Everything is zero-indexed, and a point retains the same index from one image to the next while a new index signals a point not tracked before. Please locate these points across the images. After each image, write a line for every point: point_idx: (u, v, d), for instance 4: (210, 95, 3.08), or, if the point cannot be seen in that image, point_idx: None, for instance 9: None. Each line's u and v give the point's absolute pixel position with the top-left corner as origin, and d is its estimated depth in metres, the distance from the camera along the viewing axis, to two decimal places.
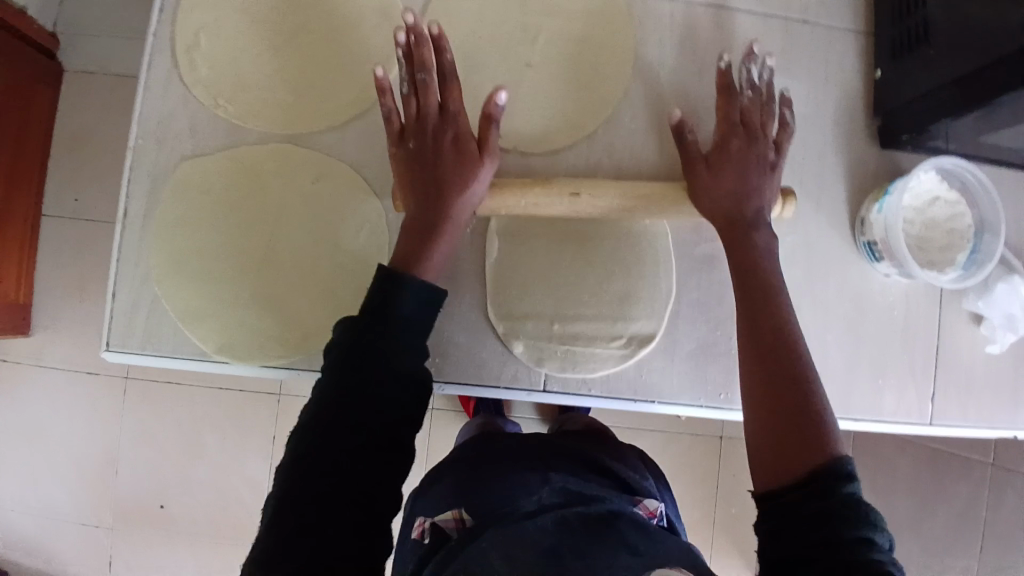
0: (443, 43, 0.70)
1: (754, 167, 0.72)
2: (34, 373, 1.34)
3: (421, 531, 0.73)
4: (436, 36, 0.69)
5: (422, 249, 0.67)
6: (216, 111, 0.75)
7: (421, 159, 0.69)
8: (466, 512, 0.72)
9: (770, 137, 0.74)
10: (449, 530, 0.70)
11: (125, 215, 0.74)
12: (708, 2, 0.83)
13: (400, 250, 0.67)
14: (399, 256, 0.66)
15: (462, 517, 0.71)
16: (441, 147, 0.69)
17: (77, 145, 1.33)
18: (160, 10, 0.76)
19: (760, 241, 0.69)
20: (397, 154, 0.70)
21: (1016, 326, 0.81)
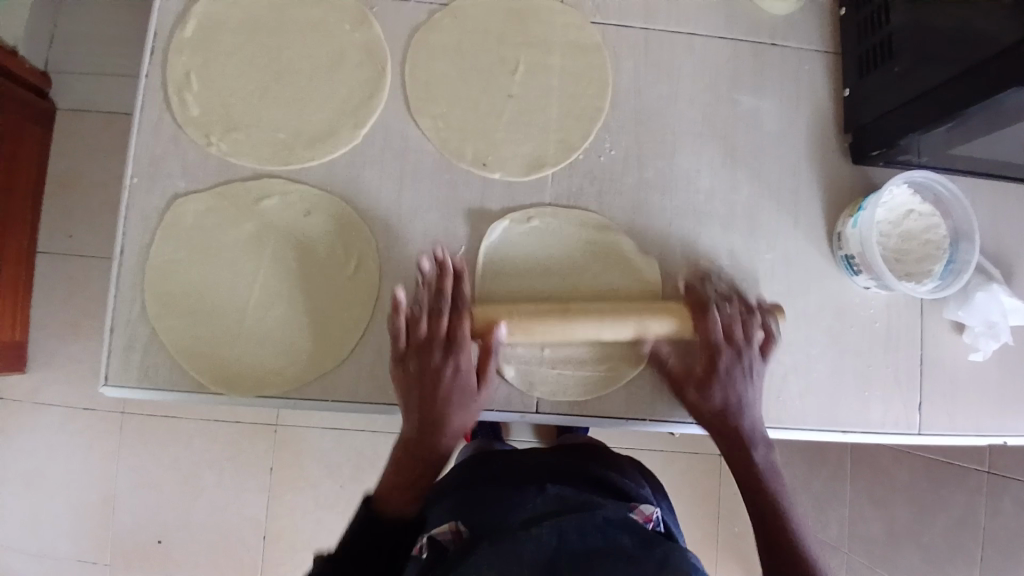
0: (461, 275, 0.72)
1: (738, 381, 0.75)
2: (30, 415, 1.34)
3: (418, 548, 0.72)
4: (456, 269, 0.72)
5: (410, 493, 0.74)
6: (208, 149, 0.77)
7: (426, 383, 0.72)
8: (462, 523, 0.72)
9: (756, 349, 0.76)
10: (446, 542, 0.70)
11: (122, 253, 0.76)
12: (681, 29, 0.86)
13: (390, 484, 0.74)
14: (388, 493, 0.74)
15: (459, 528, 0.71)
16: (448, 386, 0.72)
17: (70, 184, 1.35)
18: (151, 53, 0.79)
19: (733, 453, 0.76)
20: (401, 372, 0.72)
21: (997, 334, 0.81)
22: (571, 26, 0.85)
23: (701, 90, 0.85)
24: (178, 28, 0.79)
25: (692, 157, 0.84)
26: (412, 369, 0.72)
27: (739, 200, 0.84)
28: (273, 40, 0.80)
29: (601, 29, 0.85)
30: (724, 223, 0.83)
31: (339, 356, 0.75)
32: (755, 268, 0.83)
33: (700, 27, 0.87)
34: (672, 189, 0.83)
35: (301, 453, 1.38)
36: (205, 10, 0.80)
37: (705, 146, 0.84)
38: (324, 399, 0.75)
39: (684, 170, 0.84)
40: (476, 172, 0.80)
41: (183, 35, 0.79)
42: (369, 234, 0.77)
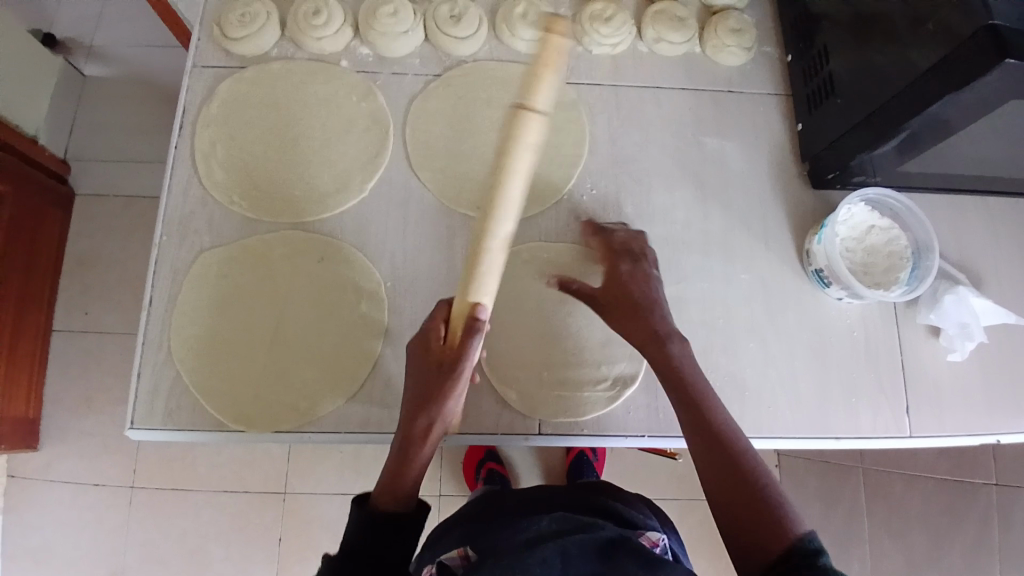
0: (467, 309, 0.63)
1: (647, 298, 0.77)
2: (41, 491, 1.35)
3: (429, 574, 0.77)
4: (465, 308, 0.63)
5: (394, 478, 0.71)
6: (232, 208, 0.86)
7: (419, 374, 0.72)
8: (471, 549, 0.78)
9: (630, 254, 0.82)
10: (455, 566, 0.76)
11: (151, 303, 0.82)
12: (647, 83, 0.97)
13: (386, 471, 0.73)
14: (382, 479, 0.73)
15: (467, 553, 0.76)
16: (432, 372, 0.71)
17: (89, 262, 1.43)
18: (180, 130, 0.89)
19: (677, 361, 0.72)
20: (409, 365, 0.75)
21: (971, 334, 0.87)
22: None
23: (670, 134, 0.95)
24: (204, 108, 0.90)
25: (667, 192, 0.93)
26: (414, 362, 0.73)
27: (712, 228, 0.92)
28: (289, 113, 0.90)
29: (576, 87, 0.96)
30: (701, 249, 0.91)
31: (353, 388, 0.80)
32: (734, 289, 0.90)
33: (663, 81, 0.98)
34: (652, 222, 0.91)
35: (311, 517, 1.38)
36: (228, 90, 0.91)
37: (678, 183, 0.93)
38: (339, 430, 0.79)
39: (660, 204, 0.92)
40: (472, 216, 0.88)
41: (209, 112, 0.90)
42: (377, 276, 0.84)
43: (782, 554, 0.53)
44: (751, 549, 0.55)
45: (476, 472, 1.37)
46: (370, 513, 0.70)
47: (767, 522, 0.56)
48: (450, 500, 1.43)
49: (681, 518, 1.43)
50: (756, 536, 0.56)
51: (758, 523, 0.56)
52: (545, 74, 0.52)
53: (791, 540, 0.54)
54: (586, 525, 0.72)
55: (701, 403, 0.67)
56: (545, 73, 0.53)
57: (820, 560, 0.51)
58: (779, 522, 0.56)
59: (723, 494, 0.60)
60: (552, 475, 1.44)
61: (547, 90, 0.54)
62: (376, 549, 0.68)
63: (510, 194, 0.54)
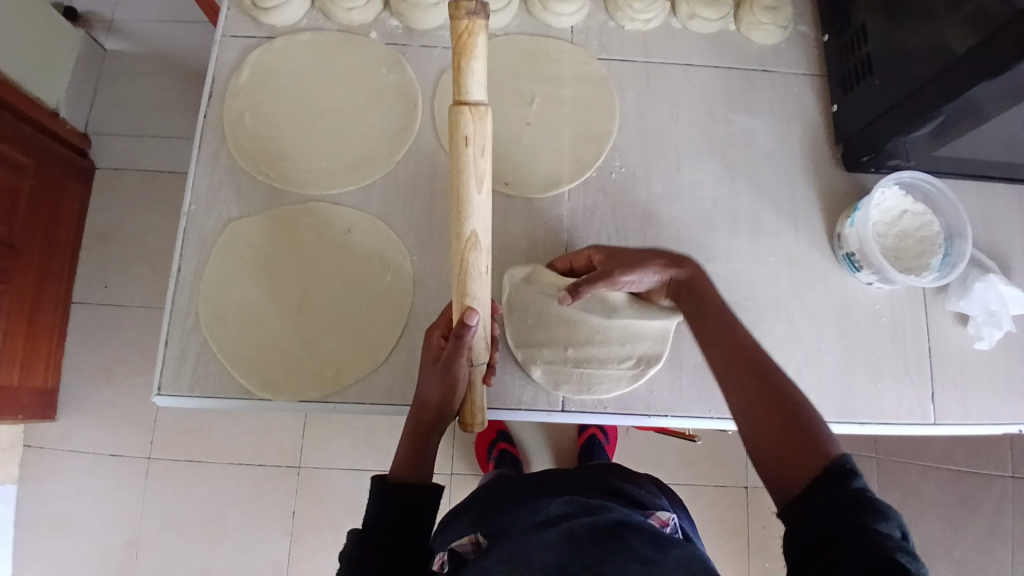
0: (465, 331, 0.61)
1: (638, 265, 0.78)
2: (60, 459, 1.37)
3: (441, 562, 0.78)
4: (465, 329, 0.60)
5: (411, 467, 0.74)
6: (260, 178, 0.86)
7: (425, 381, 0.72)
8: (482, 535, 0.78)
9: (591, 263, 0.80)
10: (467, 552, 0.76)
11: (179, 271, 0.83)
12: (677, 62, 0.96)
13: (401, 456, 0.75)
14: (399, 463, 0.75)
15: (479, 539, 0.76)
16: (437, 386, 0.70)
17: (108, 235, 1.44)
18: (208, 98, 0.89)
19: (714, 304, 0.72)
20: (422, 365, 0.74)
21: (1000, 321, 0.86)
22: (579, 62, 0.95)
23: (699, 113, 0.94)
24: (232, 77, 0.90)
25: (695, 172, 0.92)
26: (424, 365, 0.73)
27: (739, 209, 0.91)
28: (317, 84, 0.90)
29: (605, 64, 0.95)
30: (728, 230, 0.90)
31: (379, 359, 0.81)
32: (761, 270, 0.89)
33: (694, 59, 0.96)
34: (679, 201, 0.90)
35: (324, 491, 1.40)
36: (257, 59, 0.90)
37: (706, 162, 0.92)
38: (364, 401, 0.80)
39: (688, 184, 0.91)
40: (499, 190, 0.88)
41: (237, 82, 0.89)
42: (404, 249, 0.84)
43: (819, 476, 0.53)
44: (787, 473, 0.56)
45: (488, 451, 1.38)
46: (389, 487, 0.72)
47: (805, 446, 0.56)
48: (462, 478, 1.44)
49: (691, 502, 1.43)
50: (793, 455, 0.56)
51: (797, 449, 0.56)
52: (468, 66, 0.51)
53: (829, 462, 0.54)
54: (596, 508, 0.73)
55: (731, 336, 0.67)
56: (473, 63, 0.51)
57: (855, 483, 0.51)
58: (815, 447, 0.56)
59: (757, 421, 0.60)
60: (563, 458, 1.45)
61: (477, 79, 0.52)
62: (397, 522, 0.69)
63: (478, 202, 0.56)
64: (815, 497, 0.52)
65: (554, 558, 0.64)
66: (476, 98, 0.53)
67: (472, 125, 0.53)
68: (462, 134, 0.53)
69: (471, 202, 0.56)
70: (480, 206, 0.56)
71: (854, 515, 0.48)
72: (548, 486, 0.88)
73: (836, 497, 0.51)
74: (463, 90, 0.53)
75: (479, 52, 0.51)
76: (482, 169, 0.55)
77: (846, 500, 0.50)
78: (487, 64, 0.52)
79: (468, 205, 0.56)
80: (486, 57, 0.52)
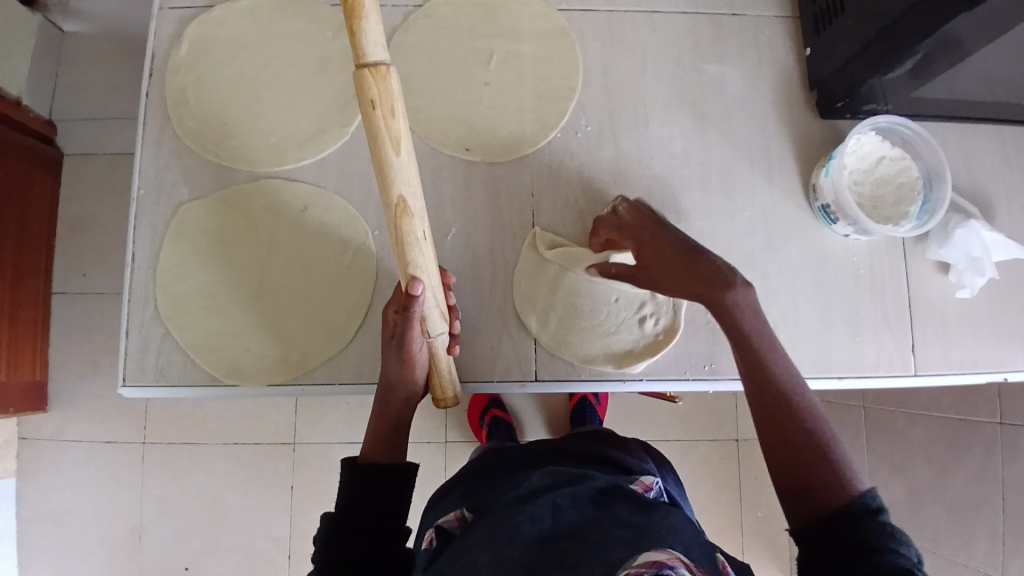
0: (412, 297, 0.60)
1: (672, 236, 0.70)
2: (54, 453, 1.37)
3: (429, 540, 0.75)
4: (413, 296, 0.60)
5: (386, 446, 0.74)
6: (208, 157, 0.82)
7: (384, 362, 0.74)
8: (467, 510, 0.75)
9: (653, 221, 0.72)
10: (454, 527, 0.73)
11: (133, 259, 0.80)
12: (643, 10, 0.91)
13: (372, 441, 0.74)
14: (371, 449, 0.74)
15: (464, 514, 0.74)
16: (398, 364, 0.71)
17: (81, 224, 1.40)
18: (149, 76, 0.85)
19: (738, 299, 0.62)
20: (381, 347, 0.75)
21: (982, 268, 0.83)
22: (537, 14, 0.90)
23: (668, 63, 0.90)
24: (173, 51, 0.85)
25: (665, 126, 0.88)
26: (382, 346, 0.74)
27: (713, 163, 0.88)
28: (261, 53, 0.85)
29: (567, 16, 0.90)
30: (700, 186, 0.87)
31: (344, 339, 0.79)
32: (734, 226, 0.86)
33: (660, 5, 0.91)
34: (649, 157, 0.87)
35: (321, 468, 1.40)
36: (196, 30, 0.86)
37: (676, 117, 0.88)
38: (332, 383, 0.78)
39: (657, 139, 0.88)
40: (460, 156, 0.85)
41: (177, 56, 0.85)
42: (364, 225, 0.81)
43: (842, 505, 0.53)
44: (805, 501, 0.55)
45: (480, 418, 1.38)
46: (357, 471, 0.70)
47: (829, 476, 0.55)
48: (456, 447, 1.44)
49: (683, 458, 1.44)
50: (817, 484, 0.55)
51: (821, 481, 0.55)
52: (361, 24, 0.48)
53: (852, 500, 0.53)
54: (577, 478, 0.70)
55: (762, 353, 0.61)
56: (366, 23, 0.49)
57: (880, 516, 0.52)
58: (837, 480, 0.55)
59: (786, 460, 0.57)
60: (556, 422, 1.45)
61: (374, 37, 0.49)
62: (369, 505, 0.68)
63: (401, 167, 0.53)
64: (835, 529, 0.52)
65: (537, 531, 0.62)
66: (377, 57, 0.50)
67: (377, 87, 0.50)
68: (368, 97, 0.50)
69: (393, 166, 0.53)
70: (404, 169, 0.53)
71: (871, 545, 0.50)
72: (531, 460, 0.86)
73: (860, 538, 0.51)
74: (361, 53, 0.50)
75: (368, 8, 0.48)
76: (396, 131, 0.51)
77: (864, 537, 0.50)
78: (380, 20, 0.50)
79: (392, 170, 0.52)
80: (377, 13, 0.49)
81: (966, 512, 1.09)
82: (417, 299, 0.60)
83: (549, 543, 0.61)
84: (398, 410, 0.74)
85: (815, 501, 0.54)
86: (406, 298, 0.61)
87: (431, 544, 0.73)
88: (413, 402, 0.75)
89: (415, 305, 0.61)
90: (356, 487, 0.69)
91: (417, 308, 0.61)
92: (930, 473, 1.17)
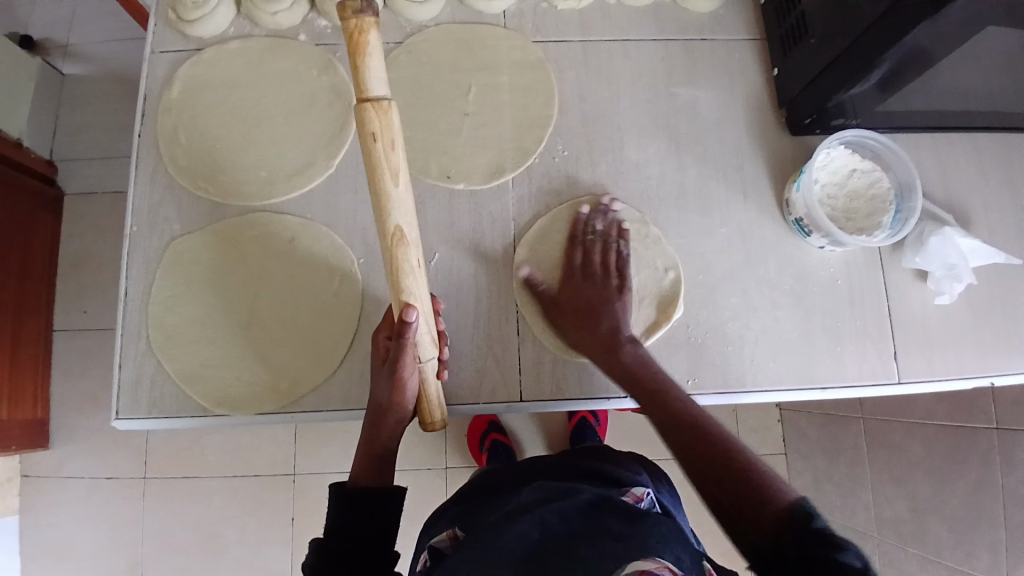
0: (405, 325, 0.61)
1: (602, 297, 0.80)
2: (56, 490, 1.37)
3: (423, 561, 0.76)
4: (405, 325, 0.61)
5: (375, 467, 0.75)
6: (198, 193, 0.85)
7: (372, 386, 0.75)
8: (460, 529, 0.77)
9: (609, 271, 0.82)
10: (445, 547, 0.75)
11: (126, 294, 0.83)
12: (616, 39, 0.94)
13: (359, 463, 0.76)
14: (357, 472, 0.75)
15: (456, 534, 0.75)
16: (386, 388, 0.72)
17: (82, 261, 1.43)
18: (142, 117, 0.88)
19: (628, 363, 0.74)
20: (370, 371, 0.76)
21: (960, 275, 0.84)
22: (514, 46, 0.93)
23: (642, 88, 0.93)
24: (165, 92, 0.89)
25: (641, 148, 0.91)
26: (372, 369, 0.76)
27: (689, 181, 0.90)
28: (250, 93, 0.89)
29: (542, 47, 0.94)
30: (678, 205, 0.89)
31: (332, 365, 0.80)
32: (712, 243, 0.88)
33: (632, 34, 0.95)
34: (627, 179, 0.90)
35: (320, 497, 1.40)
36: (187, 72, 0.89)
37: (651, 139, 0.91)
38: (319, 409, 0.79)
39: (633, 161, 0.90)
40: (442, 184, 0.87)
41: (169, 98, 0.88)
42: (350, 253, 0.84)
43: (780, 520, 0.50)
44: (743, 510, 0.53)
45: (480, 443, 1.39)
46: (347, 494, 0.71)
47: (757, 491, 0.54)
48: (456, 472, 1.44)
49: (684, 477, 1.44)
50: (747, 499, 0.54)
51: (751, 492, 0.54)
52: (365, 61, 0.48)
53: (788, 506, 0.51)
54: (565, 491, 0.71)
55: (664, 397, 0.68)
56: (370, 60, 0.49)
57: (814, 524, 0.49)
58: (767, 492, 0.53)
59: (714, 479, 0.57)
60: (555, 444, 1.45)
61: (376, 73, 0.50)
62: (358, 525, 0.69)
63: (398, 195, 0.53)
64: (782, 550, 0.48)
65: (523, 548, 0.61)
66: (378, 93, 0.50)
67: (379, 122, 0.50)
68: (369, 132, 0.50)
69: (391, 198, 0.54)
70: (402, 200, 0.54)
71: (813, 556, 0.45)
72: (522, 479, 0.86)
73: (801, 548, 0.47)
74: (365, 86, 0.50)
75: (373, 46, 0.48)
76: (396, 163, 0.52)
77: (808, 543, 0.47)
78: (383, 57, 0.50)
79: (389, 200, 0.53)
80: (381, 51, 0.49)
81: (967, 523, 1.07)
82: (411, 327, 0.60)
83: (535, 559, 0.61)
84: (386, 434, 0.75)
85: (747, 516, 0.53)
86: (400, 326, 0.61)
87: (424, 565, 0.74)
88: (401, 426, 0.76)
89: (407, 334, 0.62)
90: (336, 515, 0.70)
91: (410, 336, 0.62)
92: (930, 484, 1.15)
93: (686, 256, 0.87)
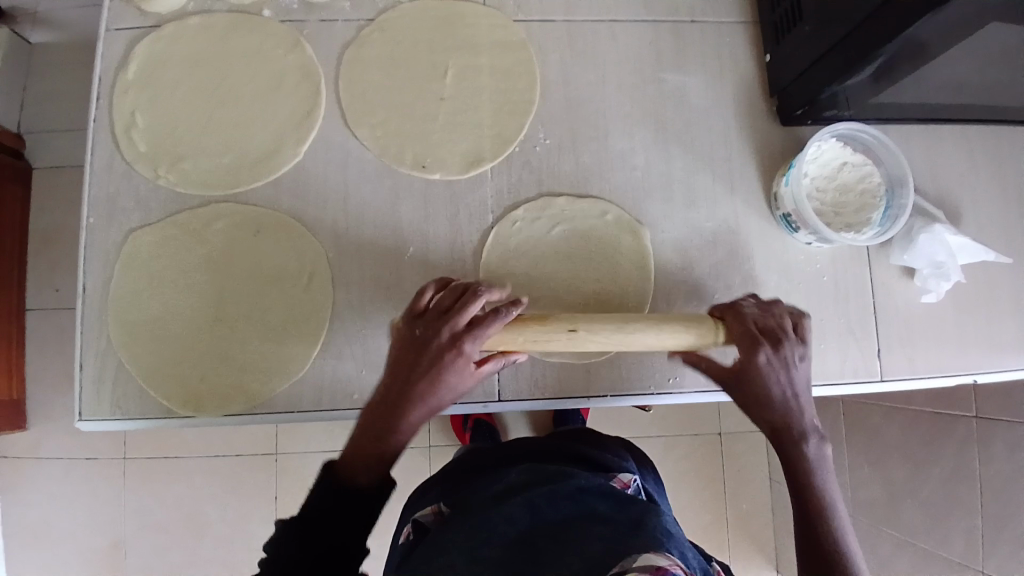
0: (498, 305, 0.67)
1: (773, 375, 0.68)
2: (34, 470, 1.36)
3: (406, 533, 0.77)
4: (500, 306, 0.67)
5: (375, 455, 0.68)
6: (158, 182, 0.81)
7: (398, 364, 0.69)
8: (445, 504, 0.76)
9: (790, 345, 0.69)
10: (429, 522, 0.75)
11: (85, 289, 0.79)
12: (602, 18, 0.90)
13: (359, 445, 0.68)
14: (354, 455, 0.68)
15: (441, 509, 0.75)
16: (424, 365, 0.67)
17: (54, 240, 1.38)
18: (98, 99, 0.83)
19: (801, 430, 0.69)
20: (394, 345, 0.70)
21: (947, 273, 0.82)
22: (494, 26, 0.88)
23: (629, 72, 0.88)
24: (121, 71, 0.83)
25: (626, 136, 0.87)
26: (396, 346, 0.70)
27: (676, 170, 0.87)
28: (213, 73, 0.83)
29: (525, 26, 0.89)
30: (663, 195, 0.86)
31: (301, 363, 0.78)
32: (697, 236, 0.85)
33: (621, 13, 0.90)
34: (611, 167, 0.86)
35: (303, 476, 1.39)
36: (145, 50, 0.84)
37: (637, 126, 0.87)
38: (285, 410, 0.77)
39: (617, 149, 0.87)
40: (416, 173, 0.83)
41: (126, 77, 0.83)
42: (319, 245, 0.80)
43: None
44: None
45: (465, 421, 1.39)
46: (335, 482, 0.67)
47: None
48: (440, 451, 1.44)
49: (666, 457, 1.44)
50: None
51: None
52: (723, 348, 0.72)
53: None
54: (558, 474, 0.69)
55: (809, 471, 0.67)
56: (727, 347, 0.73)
57: None
58: None
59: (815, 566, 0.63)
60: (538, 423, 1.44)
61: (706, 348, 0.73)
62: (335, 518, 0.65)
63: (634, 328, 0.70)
64: None
65: (513, 531, 0.61)
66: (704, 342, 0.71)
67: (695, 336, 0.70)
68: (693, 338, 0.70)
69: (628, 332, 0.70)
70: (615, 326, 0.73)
71: None
72: (507, 460, 0.85)
73: None
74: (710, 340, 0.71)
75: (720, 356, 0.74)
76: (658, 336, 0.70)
77: None
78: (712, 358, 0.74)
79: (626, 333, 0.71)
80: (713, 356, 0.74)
81: (942, 508, 1.08)
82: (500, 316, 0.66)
83: (524, 543, 0.60)
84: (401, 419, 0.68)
85: None
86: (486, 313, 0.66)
87: (406, 538, 0.75)
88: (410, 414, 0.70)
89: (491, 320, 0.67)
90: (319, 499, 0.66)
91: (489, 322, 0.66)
92: (906, 467, 1.16)
93: (669, 249, 0.85)
